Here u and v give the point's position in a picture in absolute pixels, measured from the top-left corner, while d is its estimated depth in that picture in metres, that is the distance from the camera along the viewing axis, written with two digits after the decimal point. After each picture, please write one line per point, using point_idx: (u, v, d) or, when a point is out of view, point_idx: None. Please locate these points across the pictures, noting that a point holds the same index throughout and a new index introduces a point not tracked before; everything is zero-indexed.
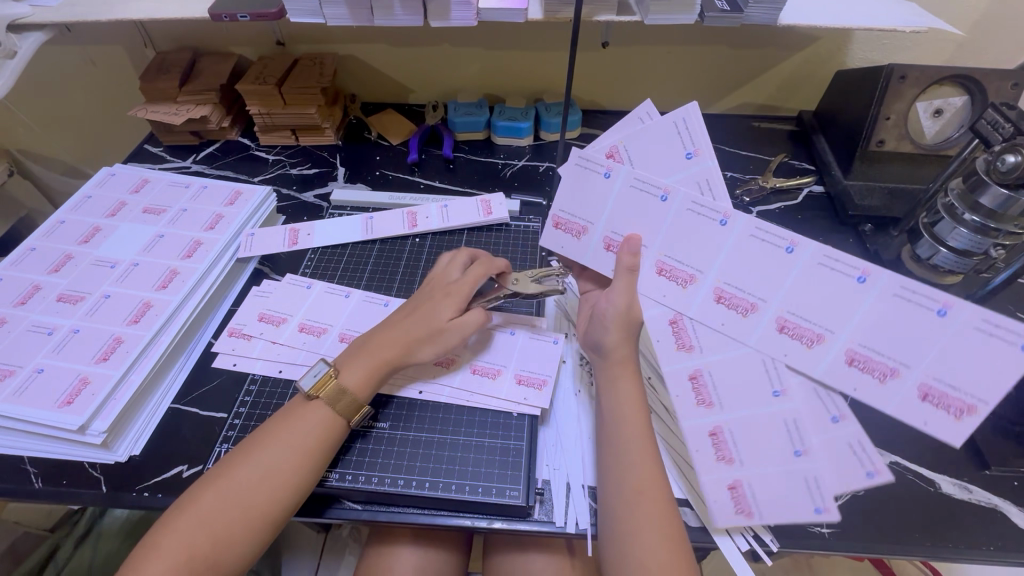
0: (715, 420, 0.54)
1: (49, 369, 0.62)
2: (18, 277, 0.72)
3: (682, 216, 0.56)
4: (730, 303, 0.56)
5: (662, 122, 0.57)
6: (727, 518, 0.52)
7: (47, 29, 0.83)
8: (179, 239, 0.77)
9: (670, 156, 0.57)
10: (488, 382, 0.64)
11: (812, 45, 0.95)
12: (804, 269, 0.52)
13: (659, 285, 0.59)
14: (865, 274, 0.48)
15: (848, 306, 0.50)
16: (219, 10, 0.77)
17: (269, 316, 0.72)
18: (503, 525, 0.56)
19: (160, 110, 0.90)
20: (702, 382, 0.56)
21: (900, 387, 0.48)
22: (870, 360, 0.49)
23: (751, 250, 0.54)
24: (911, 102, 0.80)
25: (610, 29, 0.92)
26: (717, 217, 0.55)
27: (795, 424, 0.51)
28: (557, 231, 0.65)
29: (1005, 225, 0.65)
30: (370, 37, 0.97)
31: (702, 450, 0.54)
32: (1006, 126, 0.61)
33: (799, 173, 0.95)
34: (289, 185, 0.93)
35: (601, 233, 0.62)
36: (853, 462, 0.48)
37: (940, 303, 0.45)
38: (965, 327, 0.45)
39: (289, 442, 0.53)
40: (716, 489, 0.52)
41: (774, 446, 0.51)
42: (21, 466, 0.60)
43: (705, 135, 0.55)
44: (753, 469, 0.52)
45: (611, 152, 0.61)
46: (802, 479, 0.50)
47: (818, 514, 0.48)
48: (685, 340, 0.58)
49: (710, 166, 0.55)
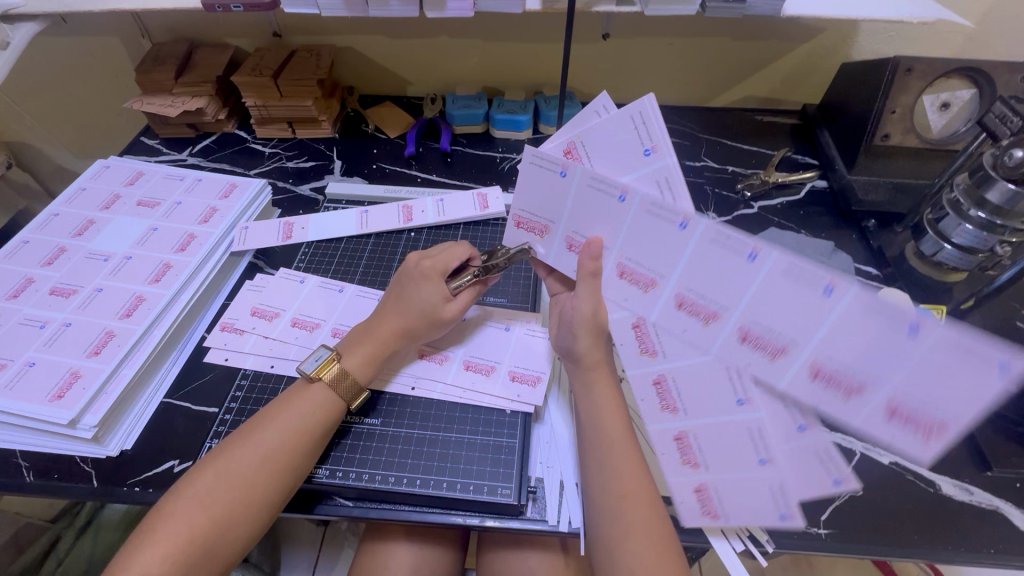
0: (679, 426, 0.53)
1: (40, 363, 0.62)
2: (10, 270, 0.71)
3: (641, 219, 0.50)
4: (691, 310, 0.51)
5: (618, 116, 0.48)
6: (694, 518, 0.53)
7: (40, 20, 0.82)
8: (173, 232, 0.76)
9: (627, 153, 0.49)
10: (481, 379, 0.64)
11: (817, 37, 0.93)
12: (766, 276, 0.45)
13: (622, 289, 0.56)
14: (832, 286, 0.41)
15: (810, 322, 0.44)
16: (212, 1, 0.76)
17: (261, 311, 0.71)
18: (494, 523, 0.55)
19: (156, 102, 0.89)
20: (665, 388, 0.54)
21: (863, 405, 0.43)
22: (835, 376, 0.43)
23: (711, 254, 0.48)
24: (918, 94, 0.78)
25: (610, 20, 0.91)
26: (677, 221, 0.48)
27: (759, 432, 0.48)
28: (519, 230, 0.60)
29: (1012, 222, 0.63)
30: (367, 28, 0.95)
31: (668, 454, 0.54)
32: (1014, 119, 0.60)
33: (802, 168, 0.94)
34: (285, 178, 0.92)
35: (563, 232, 0.57)
36: (818, 469, 0.45)
37: (915, 319, 0.38)
38: (940, 349, 0.38)
39: (287, 425, 0.53)
40: (682, 492, 0.54)
41: (738, 454, 0.50)
42: (11, 459, 0.60)
43: (664, 130, 0.46)
44: (720, 475, 0.52)
45: (568, 149, 0.53)
46: (769, 486, 0.49)
47: (784, 520, 0.49)
48: (649, 345, 0.55)
49: (670, 164, 0.47)
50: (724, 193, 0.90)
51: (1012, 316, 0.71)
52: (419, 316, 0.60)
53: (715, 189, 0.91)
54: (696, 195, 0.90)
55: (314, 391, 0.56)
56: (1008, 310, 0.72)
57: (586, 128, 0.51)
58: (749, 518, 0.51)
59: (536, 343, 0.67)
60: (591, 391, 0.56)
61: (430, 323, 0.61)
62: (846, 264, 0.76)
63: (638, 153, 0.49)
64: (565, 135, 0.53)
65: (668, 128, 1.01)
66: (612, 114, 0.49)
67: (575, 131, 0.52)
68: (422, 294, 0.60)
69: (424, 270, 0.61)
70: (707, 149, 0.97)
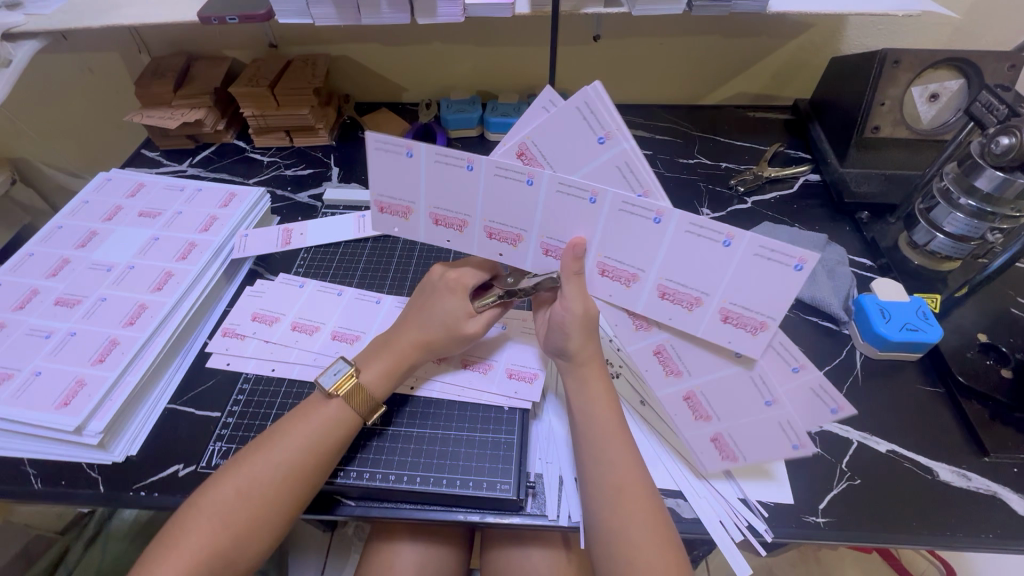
0: (687, 386, 0.56)
1: (46, 372, 0.63)
2: (16, 282, 0.72)
3: (615, 218, 0.49)
4: (614, 275, 0.53)
5: (569, 106, 0.47)
6: (716, 463, 0.57)
7: (41, 38, 0.84)
8: (173, 242, 0.78)
9: (580, 146, 0.49)
10: (479, 377, 0.65)
11: (805, 34, 0.94)
12: (674, 235, 0.49)
13: (492, 249, 0.56)
14: (729, 238, 0.47)
15: (711, 266, 0.49)
16: (207, 13, 0.77)
17: (262, 316, 0.72)
18: (495, 519, 0.56)
19: (155, 115, 0.91)
20: (667, 354, 0.55)
21: (704, 312, 0.51)
22: (742, 317, 0.49)
23: (684, 243, 0.49)
24: (905, 87, 0.79)
25: (601, 22, 0.92)
26: (650, 215, 0.48)
27: (760, 378, 0.52)
28: (384, 216, 0.57)
29: (1002, 209, 0.65)
30: (361, 37, 0.97)
31: (680, 414, 0.57)
32: (1000, 108, 0.61)
33: (796, 162, 0.94)
34: (284, 186, 0.93)
35: (427, 211, 0.55)
36: (818, 403, 0.50)
37: (724, 235, 0.47)
38: (747, 254, 0.47)
39: (299, 442, 0.52)
40: (701, 444, 0.57)
41: (746, 398, 0.53)
42: (20, 467, 0.61)
43: (614, 115, 0.46)
44: (731, 422, 0.55)
45: (520, 150, 0.51)
46: (777, 424, 0.52)
47: (795, 449, 0.52)
48: (642, 320, 0.55)
49: (625, 148, 0.47)
50: (718, 188, 0.91)
51: (1008, 303, 0.72)
52: (439, 328, 0.60)
53: (709, 184, 0.91)
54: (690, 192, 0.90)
55: (331, 407, 0.55)
56: (1004, 297, 0.72)
57: (535, 125, 0.49)
58: (765, 455, 0.54)
59: (532, 340, 0.67)
60: (588, 388, 0.56)
61: (453, 339, 0.60)
62: (840, 255, 0.77)
63: (592, 142, 0.48)
64: (512, 137, 0.51)
65: (662, 127, 1.02)
66: (560, 107, 0.48)
67: (525, 131, 0.50)
68: (446, 307, 0.60)
69: (449, 282, 0.60)
70: (700, 147, 0.98)
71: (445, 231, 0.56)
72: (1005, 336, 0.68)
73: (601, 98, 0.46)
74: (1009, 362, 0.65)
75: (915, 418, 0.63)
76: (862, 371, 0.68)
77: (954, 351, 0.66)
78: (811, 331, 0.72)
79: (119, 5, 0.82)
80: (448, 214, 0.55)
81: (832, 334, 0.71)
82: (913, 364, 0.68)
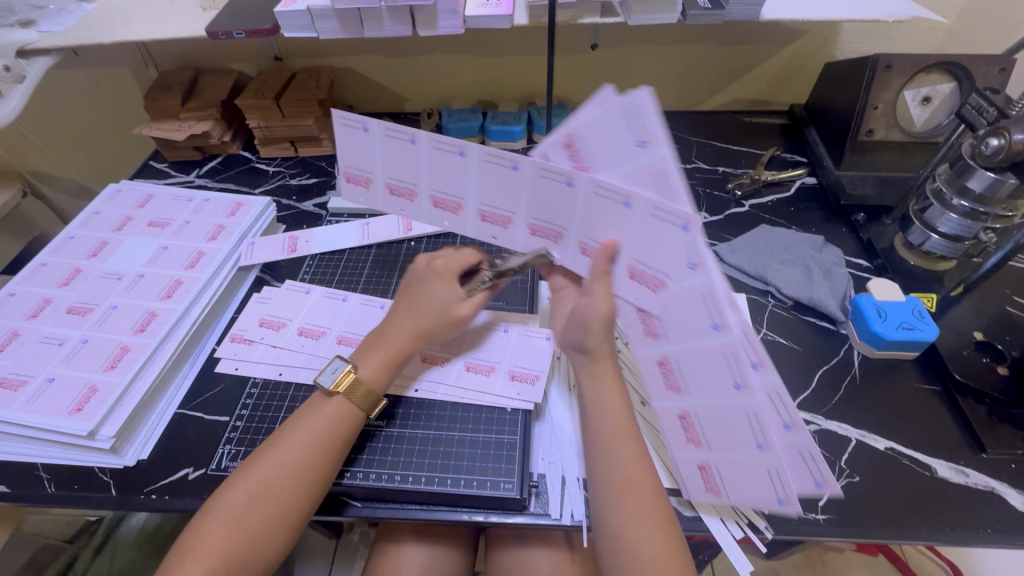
0: (682, 405, 0.56)
1: (59, 378, 0.65)
2: (30, 291, 0.74)
3: (590, 200, 0.52)
4: (642, 279, 0.53)
5: (618, 105, 0.47)
6: (700, 492, 0.57)
7: (54, 54, 0.86)
8: (182, 250, 0.79)
9: (621, 145, 0.49)
10: (482, 379, 0.66)
11: (799, 40, 0.96)
12: (640, 220, 0.50)
13: (535, 243, 0.60)
14: (687, 222, 0.46)
15: (670, 253, 0.48)
16: (215, 29, 0.79)
17: (269, 322, 0.74)
18: (499, 518, 0.57)
19: (163, 127, 0.93)
20: (669, 370, 0.55)
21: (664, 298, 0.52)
22: (746, 347, 0.46)
23: (665, 248, 0.48)
24: (898, 90, 0.81)
25: (598, 31, 0.94)
26: (678, 223, 0.47)
27: (756, 419, 0.48)
28: (436, 210, 0.63)
29: (993, 209, 0.66)
30: (364, 49, 0.99)
31: (672, 430, 0.58)
32: (990, 110, 0.63)
33: (792, 166, 0.96)
34: (289, 196, 0.95)
35: (427, 193, 0.62)
36: (807, 471, 0.48)
37: (683, 220, 0.46)
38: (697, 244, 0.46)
39: (306, 443, 0.54)
40: (689, 469, 0.57)
41: (739, 436, 0.51)
42: (34, 471, 0.62)
43: (659, 121, 0.45)
44: (720, 454, 0.54)
45: (568, 141, 0.52)
46: (766, 471, 0.50)
47: (780, 504, 0.50)
48: (653, 329, 0.55)
49: (662, 155, 0.46)
50: (715, 192, 0.92)
51: (1004, 301, 0.73)
52: (434, 319, 0.61)
53: (707, 189, 0.93)
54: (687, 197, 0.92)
55: (331, 406, 0.56)
56: (999, 295, 0.73)
57: (583, 119, 0.50)
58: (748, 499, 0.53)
59: (533, 344, 0.69)
60: (592, 388, 0.57)
61: (443, 323, 0.61)
62: (837, 256, 0.79)
63: (632, 145, 0.48)
64: (563, 126, 0.52)
65: None
66: (612, 103, 0.48)
67: (573, 122, 0.51)
68: (437, 293, 0.61)
69: (437, 268, 0.62)
70: (698, 152, 0.99)
71: (491, 227, 0.62)
72: (1000, 334, 0.69)
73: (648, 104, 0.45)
74: (1004, 360, 0.66)
75: (913, 415, 0.64)
76: (860, 370, 0.69)
77: (951, 350, 0.67)
78: (809, 332, 0.73)
79: (130, 21, 0.85)
80: (496, 211, 0.60)
81: (829, 334, 0.72)
82: (910, 363, 0.69)
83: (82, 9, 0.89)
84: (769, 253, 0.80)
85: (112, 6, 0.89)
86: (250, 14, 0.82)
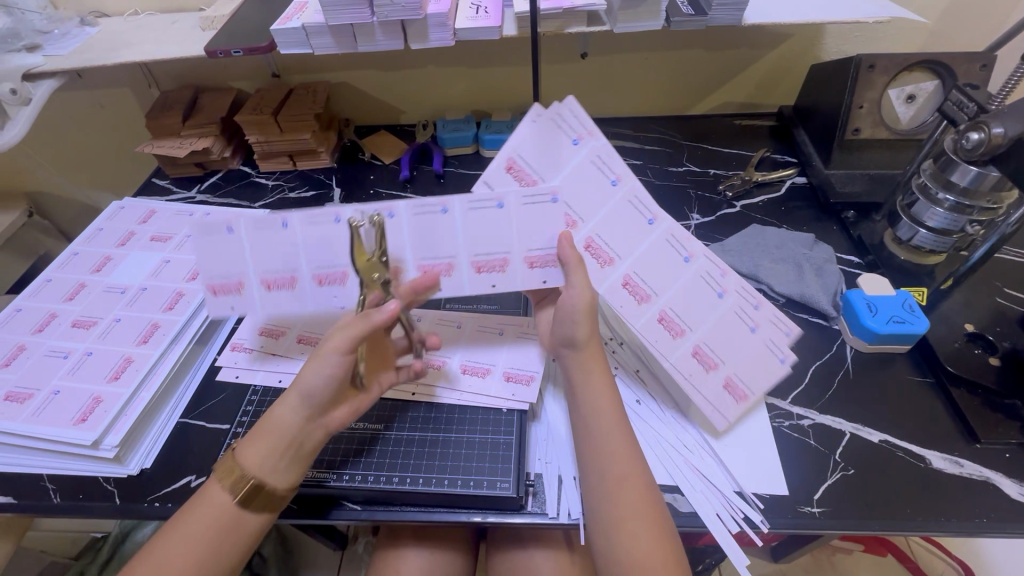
0: (692, 342, 0.61)
1: (64, 391, 0.66)
2: (36, 307, 0.76)
3: (470, 217, 0.58)
4: (596, 252, 0.60)
5: (541, 115, 0.58)
6: (733, 411, 0.60)
7: (59, 77, 0.88)
8: (184, 263, 0.81)
9: (558, 150, 0.58)
10: (477, 381, 0.67)
11: (783, 44, 0.98)
12: (521, 211, 0.57)
13: (485, 282, 0.60)
14: (618, 178, 0.59)
15: (598, 206, 0.59)
16: (214, 47, 0.81)
17: (268, 331, 0.74)
18: (496, 518, 0.58)
19: (165, 145, 0.95)
20: (670, 319, 0.61)
21: (611, 272, 0.61)
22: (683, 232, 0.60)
23: (624, 213, 0.60)
24: (882, 89, 0.82)
25: (587, 40, 0.96)
26: (547, 198, 0.57)
27: (740, 311, 0.60)
28: (322, 287, 0.60)
29: (979, 202, 0.68)
30: (360, 64, 1.02)
31: (692, 372, 0.61)
32: (970, 105, 0.65)
33: (782, 166, 0.97)
34: (288, 209, 0.97)
35: (309, 273, 0.60)
36: (778, 339, 0.60)
37: (551, 194, 0.57)
38: (624, 198, 0.59)
39: (197, 540, 0.50)
40: (716, 394, 0.60)
41: (733, 334, 0.61)
42: (39, 483, 0.63)
43: (586, 120, 0.58)
44: (732, 362, 0.60)
45: (509, 164, 0.59)
46: (765, 346, 0.60)
47: (785, 362, 0.59)
48: (642, 293, 0.61)
49: (599, 144, 0.58)
50: (706, 194, 0.93)
51: (994, 293, 0.74)
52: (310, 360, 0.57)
53: (698, 191, 0.94)
54: (679, 199, 0.93)
55: None
56: (990, 287, 0.74)
57: (515, 139, 0.58)
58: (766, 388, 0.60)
59: (526, 348, 0.69)
60: (587, 382, 0.57)
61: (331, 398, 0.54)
62: (828, 254, 0.79)
63: (568, 144, 0.58)
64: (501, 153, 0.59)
65: (650, 138, 1.05)
66: (539, 117, 0.58)
67: (510, 147, 0.59)
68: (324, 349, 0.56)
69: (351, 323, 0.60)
70: (689, 155, 1.01)
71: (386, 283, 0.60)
72: (991, 325, 0.69)
73: (571, 108, 0.58)
74: (996, 350, 0.67)
75: (907, 408, 0.65)
76: (854, 364, 0.69)
77: (943, 342, 0.68)
78: (802, 328, 0.74)
79: (133, 43, 0.88)
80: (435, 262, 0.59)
81: (823, 330, 0.73)
82: (902, 356, 0.70)
83: (85, 32, 0.92)
84: (760, 252, 0.80)
85: (115, 30, 0.92)
86: (247, 33, 0.85)
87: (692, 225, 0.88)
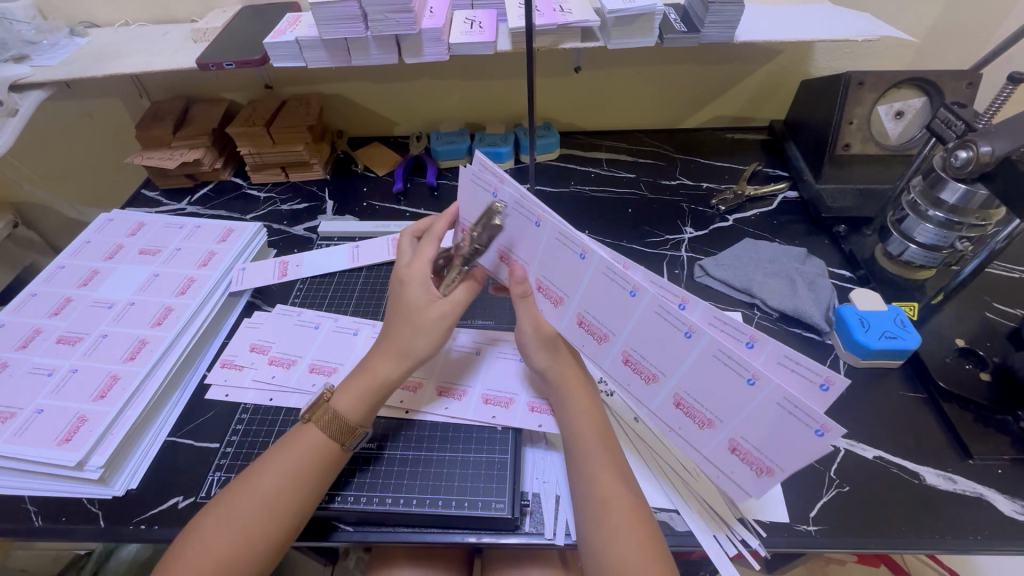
0: (669, 390, 0.54)
1: (48, 410, 0.64)
2: (20, 322, 0.74)
3: (493, 361, 0.70)
4: (547, 292, 0.57)
5: (463, 179, 0.55)
6: (754, 479, 0.51)
7: (46, 88, 0.87)
8: (173, 277, 0.80)
9: (486, 207, 0.56)
10: (455, 403, 0.66)
11: (774, 59, 0.99)
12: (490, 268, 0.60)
13: (487, 412, 0.65)
14: (539, 220, 0.52)
15: (534, 250, 0.55)
16: (206, 61, 0.80)
17: (260, 346, 0.74)
18: (491, 539, 0.57)
19: (156, 156, 0.94)
20: (635, 361, 0.55)
21: (566, 310, 0.57)
22: (621, 273, 0.51)
23: (556, 249, 0.53)
24: (871, 105, 0.83)
25: (581, 54, 0.97)
26: (505, 257, 0.58)
27: (725, 356, 0.48)
28: (311, 374, 0.70)
29: (968, 219, 0.68)
30: (354, 76, 1.01)
31: (682, 424, 0.54)
32: (958, 123, 0.65)
33: (774, 180, 0.98)
34: (280, 221, 0.96)
35: (308, 361, 0.72)
36: (792, 418, 0.46)
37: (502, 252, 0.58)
38: (550, 238, 0.53)
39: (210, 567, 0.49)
40: (722, 455, 0.53)
41: (726, 384, 0.49)
42: (21, 505, 0.62)
43: (492, 171, 0.53)
44: (730, 420, 0.50)
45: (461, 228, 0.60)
46: (777, 407, 0.46)
47: (822, 437, 0.45)
48: (599, 332, 0.56)
49: (513, 193, 0.53)
50: (699, 208, 0.94)
51: (983, 307, 0.74)
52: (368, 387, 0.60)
53: (691, 205, 0.95)
54: (672, 213, 0.93)
55: None
56: (979, 301, 0.75)
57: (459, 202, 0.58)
58: (796, 462, 0.48)
59: (518, 365, 0.69)
60: (565, 405, 0.58)
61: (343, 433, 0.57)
62: (820, 268, 0.80)
63: (490, 200, 0.55)
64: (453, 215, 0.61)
65: (643, 151, 1.06)
66: (463, 179, 0.55)
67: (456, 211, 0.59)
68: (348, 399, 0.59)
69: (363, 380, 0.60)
70: (681, 168, 1.02)
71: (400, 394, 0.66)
72: (981, 340, 0.70)
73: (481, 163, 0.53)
74: (987, 366, 0.67)
75: (902, 424, 0.65)
76: (846, 380, 0.69)
77: (934, 357, 0.68)
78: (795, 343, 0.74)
79: (123, 55, 0.86)
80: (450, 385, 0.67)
81: (816, 345, 0.73)
82: (896, 371, 0.70)
83: (75, 43, 0.91)
84: (754, 266, 0.81)
85: (105, 41, 0.91)
86: (240, 45, 0.84)
87: (685, 238, 0.89)
